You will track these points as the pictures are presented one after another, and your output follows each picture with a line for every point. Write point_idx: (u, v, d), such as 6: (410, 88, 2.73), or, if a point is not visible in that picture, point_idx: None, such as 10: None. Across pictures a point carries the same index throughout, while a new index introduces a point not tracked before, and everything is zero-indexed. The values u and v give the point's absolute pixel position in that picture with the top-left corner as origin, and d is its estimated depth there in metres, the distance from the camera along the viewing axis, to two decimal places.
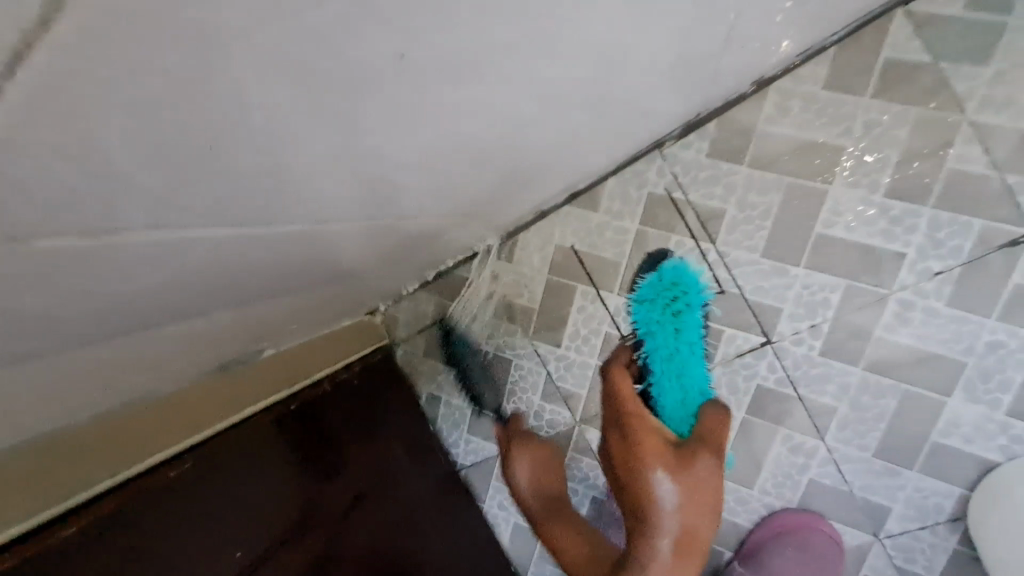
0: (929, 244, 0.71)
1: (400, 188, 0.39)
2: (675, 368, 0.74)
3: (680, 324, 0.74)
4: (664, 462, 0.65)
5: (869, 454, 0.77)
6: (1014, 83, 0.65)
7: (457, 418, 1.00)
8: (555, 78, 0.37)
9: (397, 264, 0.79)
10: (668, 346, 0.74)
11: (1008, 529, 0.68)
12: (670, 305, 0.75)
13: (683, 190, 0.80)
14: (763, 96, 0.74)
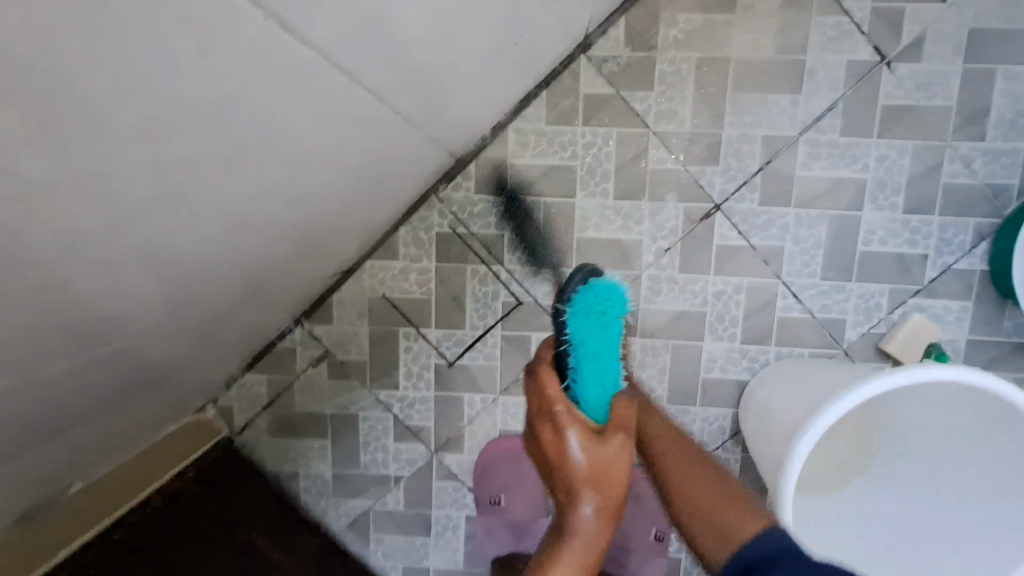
0: (655, 229, 0.89)
1: (107, 282, 0.42)
2: (599, 368, 0.63)
3: (606, 320, 0.62)
4: (580, 430, 0.61)
5: (665, 402, 0.94)
6: (672, 98, 0.86)
7: (320, 484, 1.01)
8: (238, 172, 0.43)
9: (206, 350, 0.79)
10: (598, 348, 0.63)
11: (751, 431, 0.87)
12: (602, 313, 0.63)
13: (464, 225, 0.91)
14: (505, 136, 0.88)
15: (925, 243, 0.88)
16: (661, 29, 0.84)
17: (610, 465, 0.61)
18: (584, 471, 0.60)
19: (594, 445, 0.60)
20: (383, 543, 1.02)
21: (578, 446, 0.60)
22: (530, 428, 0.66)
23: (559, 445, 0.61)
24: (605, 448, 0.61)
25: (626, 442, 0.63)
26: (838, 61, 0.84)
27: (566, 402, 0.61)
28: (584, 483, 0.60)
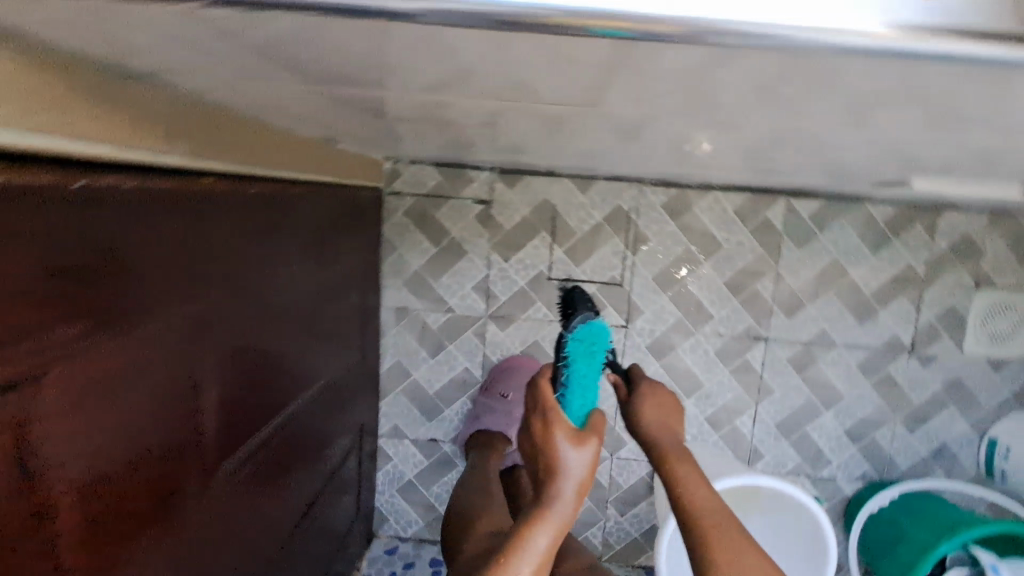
0: (724, 319, 1.23)
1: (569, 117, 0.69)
2: (584, 385, 0.80)
3: (593, 352, 0.81)
4: (562, 425, 0.75)
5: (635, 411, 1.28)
6: (803, 264, 1.20)
7: (400, 269, 1.27)
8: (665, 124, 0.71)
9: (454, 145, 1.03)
10: (584, 370, 0.81)
11: (665, 464, 1.25)
12: (590, 347, 0.81)
13: (636, 216, 1.21)
14: (707, 193, 1.19)
15: (833, 458, 1.28)
16: (836, 226, 1.19)
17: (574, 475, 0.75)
18: (560, 459, 0.75)
19: (573, 447, 0.75)
20: (401, 336, 1.29)
21: (562, 441, 0.75)
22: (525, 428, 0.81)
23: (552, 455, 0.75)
24: (581, 455, 0.75)
25: (597, 446, 0.77)
26: (892, 330, 1.22)
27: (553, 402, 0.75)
28: (563, 467, 0.75)
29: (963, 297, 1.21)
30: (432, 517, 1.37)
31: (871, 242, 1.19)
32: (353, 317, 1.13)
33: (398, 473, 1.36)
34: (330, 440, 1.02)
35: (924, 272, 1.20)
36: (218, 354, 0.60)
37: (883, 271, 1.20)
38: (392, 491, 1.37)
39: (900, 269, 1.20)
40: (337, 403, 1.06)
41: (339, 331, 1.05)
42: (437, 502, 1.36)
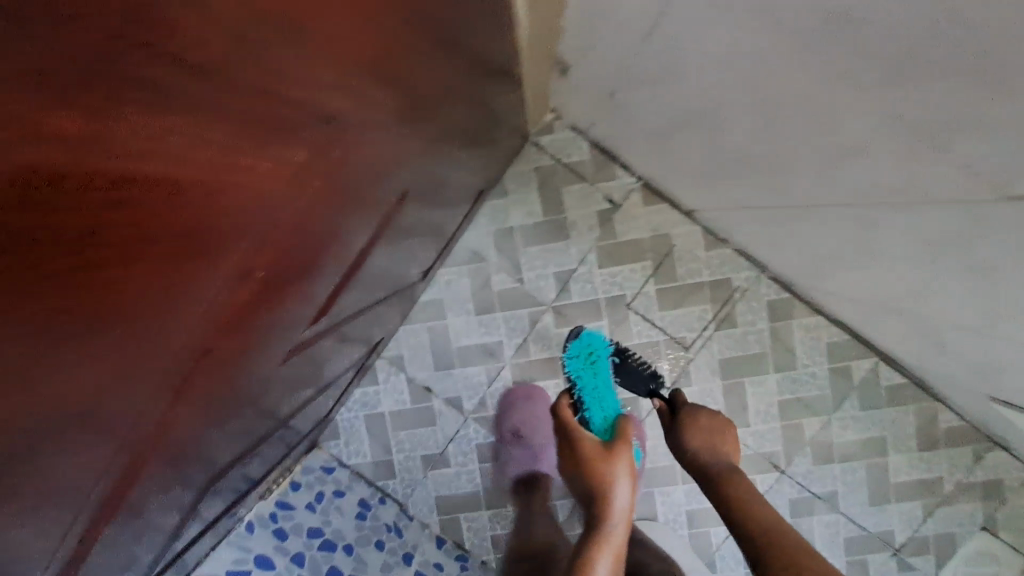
0: (758, 433, 1.20)
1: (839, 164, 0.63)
2: (597, 395, 0.96)
3: (594, 361, 1.01)
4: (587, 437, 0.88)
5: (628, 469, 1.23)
6: (854, 425, 1.19)
7: (497, 214, 1.18)
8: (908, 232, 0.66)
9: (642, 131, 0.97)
10: (591, 382, 0.98)
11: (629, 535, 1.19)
12: (591, 356, 1.01)
13: (739, 296, 1.17)
14: (813, 314, 1.16)
15: None
16: (903, 408, 1.18)
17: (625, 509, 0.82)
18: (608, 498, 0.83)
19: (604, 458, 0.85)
20: (458, 275, 1.21)
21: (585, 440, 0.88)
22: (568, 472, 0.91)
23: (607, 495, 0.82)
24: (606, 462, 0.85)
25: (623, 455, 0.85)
26: (892, 527, 1.21)
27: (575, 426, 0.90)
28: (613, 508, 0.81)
29: (971, 534, 1.20)
30: (381, 460, 1.26)
31: (924, 440, 1.18)
32: (424, 232, 1.01)
33: (375, 401, 1.25)
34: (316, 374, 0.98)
35: (952, 493, 1.19)
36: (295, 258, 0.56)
37: (918, 470, 1.19)
38: (358, 415, 1.25)
39: (933, 478, 1.19)
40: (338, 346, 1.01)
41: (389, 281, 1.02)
42: (395, 449, 1.25)
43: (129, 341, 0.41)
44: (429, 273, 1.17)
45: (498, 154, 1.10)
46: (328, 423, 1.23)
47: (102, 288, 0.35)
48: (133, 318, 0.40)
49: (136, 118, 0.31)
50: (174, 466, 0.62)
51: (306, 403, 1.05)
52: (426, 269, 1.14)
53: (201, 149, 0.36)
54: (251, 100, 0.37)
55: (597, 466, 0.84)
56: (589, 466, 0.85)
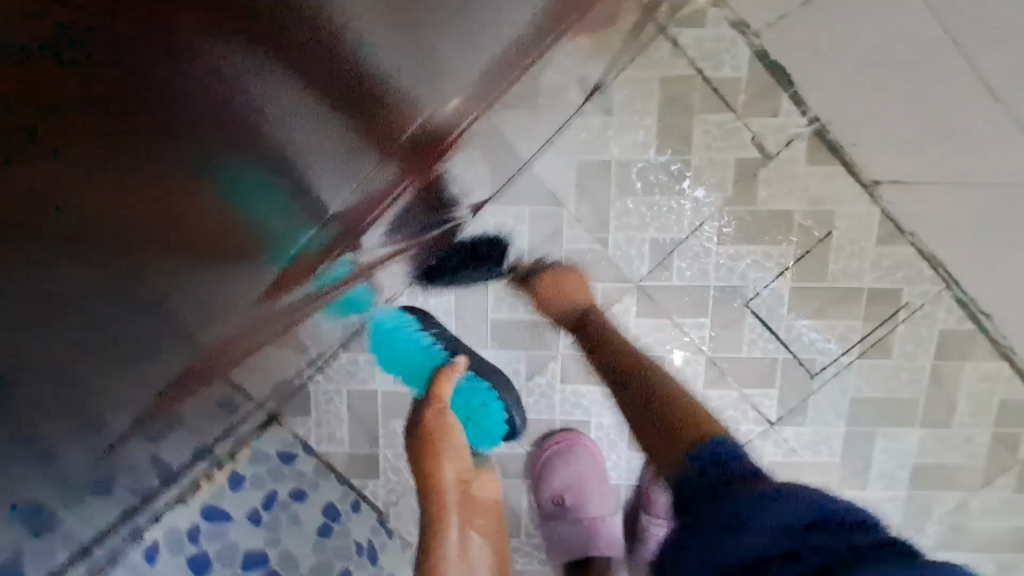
0: (876, 499, 0.89)
1: None
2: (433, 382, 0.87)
3: (394, 351, 0.84)
4: (447, 458, 0.84)
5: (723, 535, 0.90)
6: (999, 507, 0.89)
7: (588, 138, 0.79)
8: None
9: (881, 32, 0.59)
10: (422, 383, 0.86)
11: None
12: (388, 334, 0.84)
13: (906, 318, 0.82)
14: (996, 359, 0.83)
15: None
16: None
17: (469, 471, 0.85)
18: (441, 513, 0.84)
19: (451, 463, 0.84)
20: (515, 216, 0.82)
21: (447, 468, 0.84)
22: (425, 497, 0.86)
23: (428, 466, 0.84)
24: (453, 476, 0.84)
25: (467, 473, 0.85)
26: None
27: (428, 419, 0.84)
28: (450, 505, 0.84)
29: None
30: (361, 454, 0.90)
31: None
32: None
33: (365, 374, 0.88)
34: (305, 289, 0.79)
35: None
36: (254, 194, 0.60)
37: None
38: (338, 389, 0.88)
39: None
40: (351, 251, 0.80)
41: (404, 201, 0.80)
42: (383, 442, 0.90)
43: (138, 203, 0.50)
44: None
45: None
46: (293, 395, 0.86)
47: (104, 154, 0.47)
48: (140, 197, 0.50)
49: (136, 118, 0.48)
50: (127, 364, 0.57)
51: (266, 370, 0.72)
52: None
53: (153, 158, 0.50)
54: (195, 53, 0.49)
55: (418, 439, 0.85)
56: (434, 433, 0.84)
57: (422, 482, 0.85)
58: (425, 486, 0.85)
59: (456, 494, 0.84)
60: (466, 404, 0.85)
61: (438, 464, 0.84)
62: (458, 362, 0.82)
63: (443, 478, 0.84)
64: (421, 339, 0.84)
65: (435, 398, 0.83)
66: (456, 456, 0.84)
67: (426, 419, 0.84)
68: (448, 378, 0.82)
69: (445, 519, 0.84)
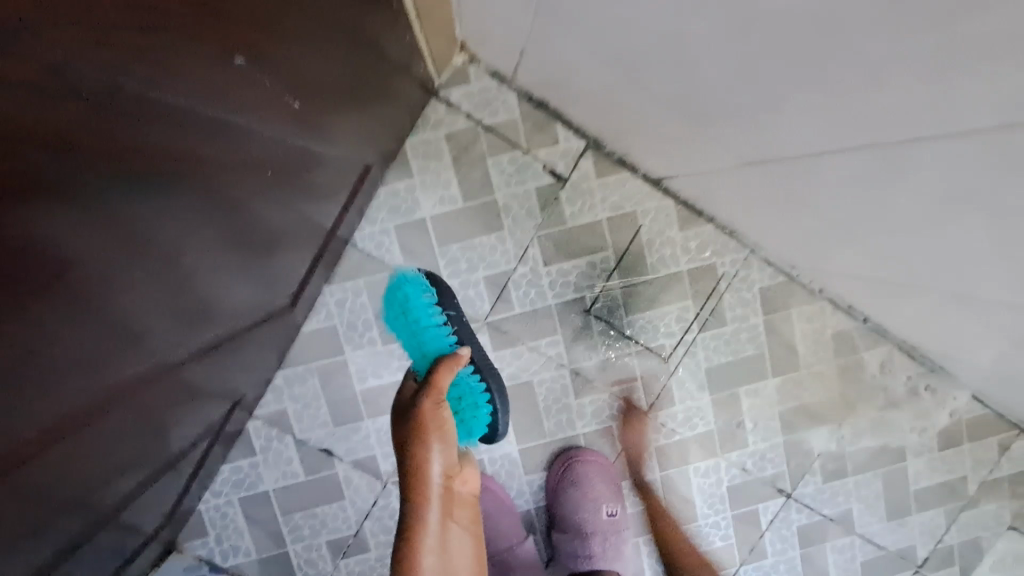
0: (759, 452, 0.96)
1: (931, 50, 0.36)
2: (420, 331, 0.74)
3: (407, 312, 0.75)
4: (441, 448, 0.69)
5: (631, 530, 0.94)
6: (863, 426, 0.98)
7: (400, 204, 0.85)
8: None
9: (585, 61, 0.67)
10: (422, 324, 0.74)
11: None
12: (403, 309, 0.75)
13: (727, 286, 0.91)
14: (815, 300, 0.93)
15: None
16: (919, 400, 0.99)
17: (454, 466, 0.70)
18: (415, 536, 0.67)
19: (443, 455, 0.69)
20: (353, 290, 0.86)
21: (437, 459, 0.69)
22: (407, 476, 0.69)
23: (414, 460, 0.68)
24: (444, 464, 0.69)
25: (448, 458, 0.70)
26: (914, 537, 1.02)
27: (415, 433, 0.68)
28: (433, 486, 0.69)
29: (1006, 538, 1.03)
30: (270, 556, 0.90)
31: (942, 436, 1.00)
32: (286, 210, 0.65)
33: (252, 478, 0.89)
34: (158, 441, 0.65)
35: (979, 492, 1.02)
36: (179, 248, 0.49)
37: (939, 471, 1.01)
38: (229, 501, 0.89)
39: (957, 477, 1.01)
40: (220, 364, 0.69)
41: (235, 289, 0.63)
42: (289, 538, 0.90)
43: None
44: (299, 289, 0.80)
45: (388, 112, 0.76)
46: (183, 519, 0.86)
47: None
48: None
49: None
50: (65, 530, 0.56)
51: (129, 498, 0.66)
52: (299, 285, 0.78)
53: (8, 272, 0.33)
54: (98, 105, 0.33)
55: (410, 429, 0.69)
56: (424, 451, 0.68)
57: (414, 506, 0.68)
58: (407, 484, 0.69)
59: (440, 496, 0.69)
60: (459, 390, 0.75)
61: (428, 454, 0.68)
62: (461, 354, 0.71)
63: (428, 473, 0.68)
64: (431, 310, 0.76)
65: (434, 387, 0.69)
66: (445, 442, 0.70)
67: (423, 410, 0.69)
68: (451, 369, 0.70)
69: (421, 535, 0.67)
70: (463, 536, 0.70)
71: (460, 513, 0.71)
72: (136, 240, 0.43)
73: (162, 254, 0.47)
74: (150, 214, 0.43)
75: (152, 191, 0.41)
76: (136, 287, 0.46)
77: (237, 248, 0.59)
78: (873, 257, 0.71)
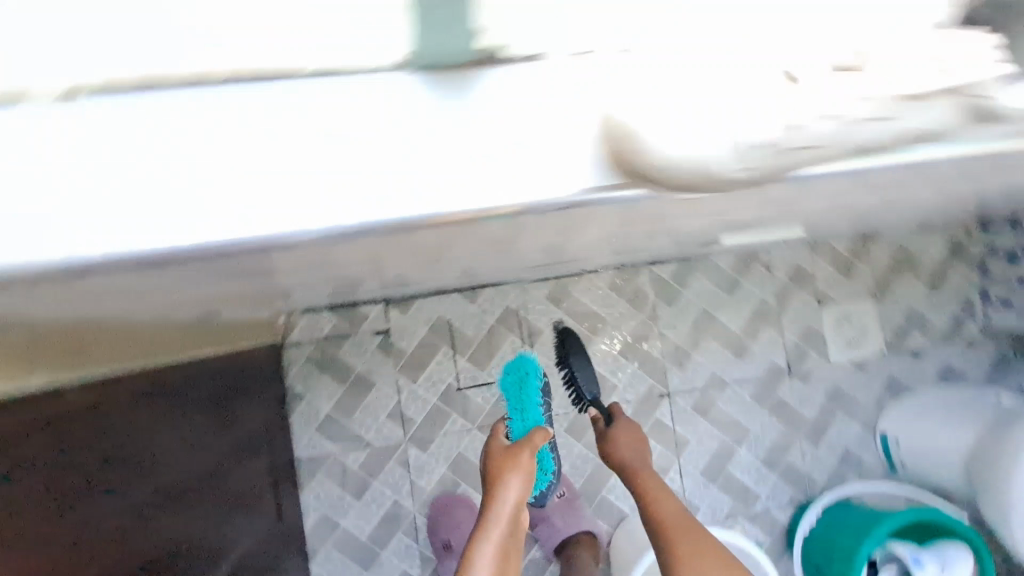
0: (626, 383, 1.35)
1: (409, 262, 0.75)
2: (526, 400, 1.13)
3: (524, 383, 1.15)
4: (523, 484, 0.93)
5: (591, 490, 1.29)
6: (674, 320, 1.37)
7: (310, 416, 1.25)
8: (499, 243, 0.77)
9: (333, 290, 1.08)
10: (534, 402, 1.14)
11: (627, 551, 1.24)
12: (521, 382, 1.15)
13: (525, 312, 1.32)
14: (580, 280, 1.34)
15: (763, 485, 1.38)
16: (694, 281, 1.38)
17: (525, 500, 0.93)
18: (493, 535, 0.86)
19: (522, 488, 0.92)
20: (319, 488, 1.24)
21: (519, 485, 0.92)
22: (501, 486, 0.91)
23: (501, 483, 0.92)
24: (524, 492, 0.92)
25: (524, 485, 0.93)
26: (767, 358, 1.40)
27: (520, 464, 0.94)
28: (513, 503, 0.91)
29: (815, 313, 1.42)
30: None
31: (726, 287, 1.39)
32: (257, 483, 1.03)
33: None
34: None
35: (776, 300, 1.41)
36: (197, 530, 0.82)
37: (744, 308, 1.39)
38: None
39: (756, 303, 1.40)
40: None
41: (248, 535, 0.96)
42: None
43: None
44: (285, 513, 1.16)
45: (262, 384, 1.15)
46: None
47: None
48: None
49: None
50: None
51: None
52: (283, 510, 1.15)
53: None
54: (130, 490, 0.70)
55: (505, 462, 0.95)
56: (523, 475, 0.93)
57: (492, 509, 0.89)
58: (491, 493, 0.92)
59: (514, 515, 0.90)
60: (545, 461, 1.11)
61: (513, 482, 0.92)
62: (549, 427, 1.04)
63: (512, 494, 0.91)
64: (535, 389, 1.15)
65: (532, 441, 0.99)
66: (528, 480, 0.94)
67: (522, 458, 0.95)
68: (545, 436, 1.02)
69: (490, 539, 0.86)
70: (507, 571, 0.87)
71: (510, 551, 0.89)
72: (171, 541, 0.76)
73: (187, 539, 0.79)
74: (169, 522, 0.76)
75: (169, 512, 0.77)
76: (187, 564, 0.78)
77: (237, 510, 0.94)
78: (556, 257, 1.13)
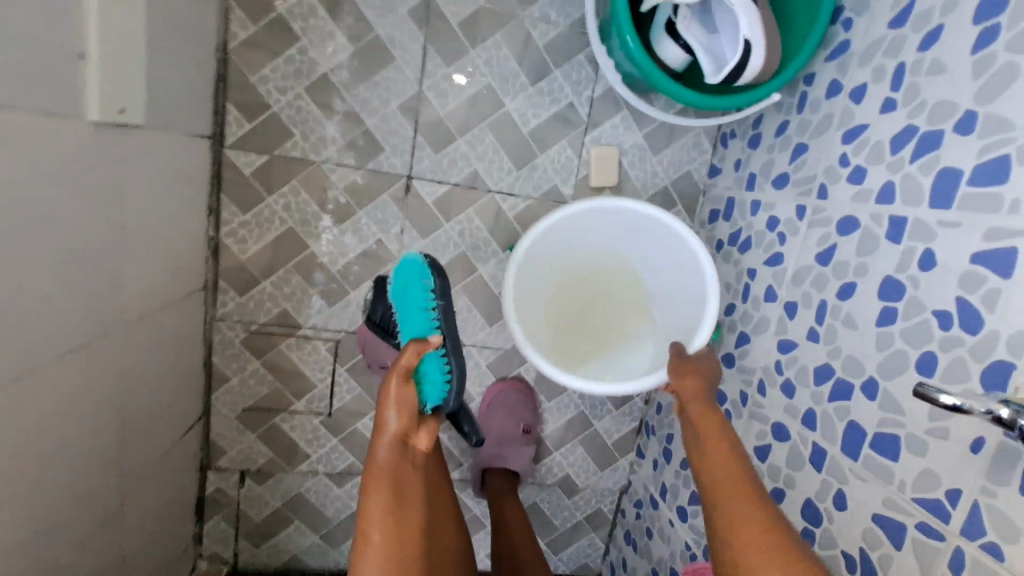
0: (379, 223, 1.06)
1: None
2: (406, 302, 0.88)
3: (409, 288, 0.89)
4: (398, 410, 0.79)
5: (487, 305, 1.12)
6: (314, 131, 0.99)
7: (319, 550, 1.22)
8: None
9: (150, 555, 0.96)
10: (420, 302, 0.87)
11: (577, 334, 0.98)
12: (407, 288, 0.89)
13: (254, 321, 1.06)
14: (225, 244, 1.01)
15: (564, 93, 1.06)
16: (263, 82, 0.95)
17: (412, 432, 0.80)
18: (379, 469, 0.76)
19: (397, 411, 0.79)
20: None
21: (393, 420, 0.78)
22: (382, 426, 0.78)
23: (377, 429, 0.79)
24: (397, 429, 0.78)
25: (406, 415, 0.79)
26: (403, 14, 0.97)
27: (397, 390, 0.79)
28: (391, 442, 0.78)
29: None
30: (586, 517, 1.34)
31: (284, 42, 0.94)
32: None
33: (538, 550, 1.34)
34: None
35: None
36: None
37: (321, 25, 0.95)
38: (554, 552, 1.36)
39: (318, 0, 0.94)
40: None
41: None
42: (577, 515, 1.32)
43: None
44: None
45: None
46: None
47: None
48: None
49: None
50: None
51: None
52: None
53: None
54: None
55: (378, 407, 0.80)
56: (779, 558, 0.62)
57: (368, 482, 0.76)
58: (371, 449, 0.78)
59: (400, 457, 0.78)
60: (426, 368, 0.83)
61: (387, 427, 0.78)
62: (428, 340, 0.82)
63: (387, 444, 0.78)
64: (425, 292, 0.88)
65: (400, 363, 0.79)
66: (402, 408, 0.79)
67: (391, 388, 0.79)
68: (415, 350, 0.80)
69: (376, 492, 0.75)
70: (415, 509, 0.76)
71: (405, 511, 0.74)
72: None
73: None
74: None
75: None
76: None
77: None
78: (146, 310, 0.83)
